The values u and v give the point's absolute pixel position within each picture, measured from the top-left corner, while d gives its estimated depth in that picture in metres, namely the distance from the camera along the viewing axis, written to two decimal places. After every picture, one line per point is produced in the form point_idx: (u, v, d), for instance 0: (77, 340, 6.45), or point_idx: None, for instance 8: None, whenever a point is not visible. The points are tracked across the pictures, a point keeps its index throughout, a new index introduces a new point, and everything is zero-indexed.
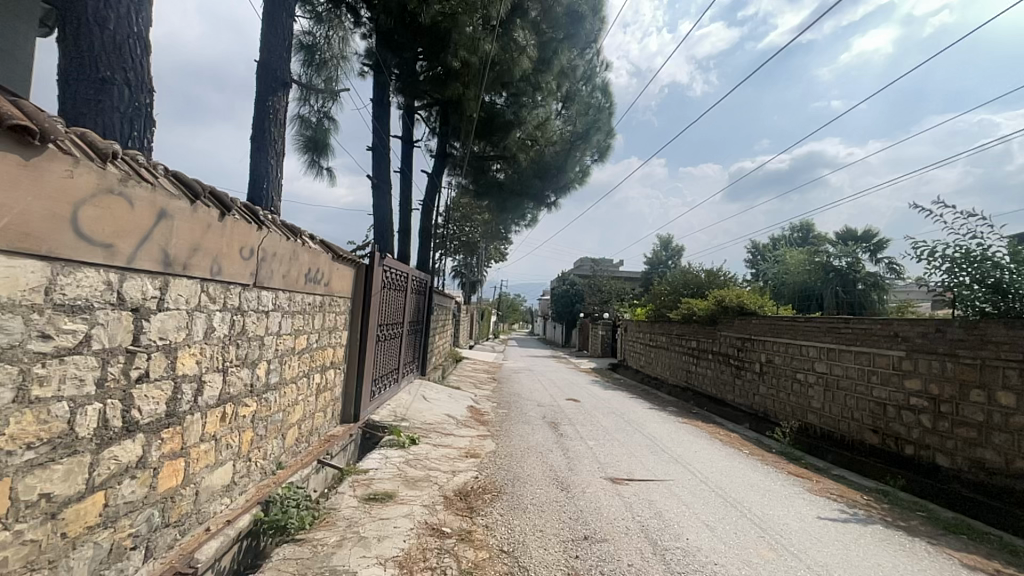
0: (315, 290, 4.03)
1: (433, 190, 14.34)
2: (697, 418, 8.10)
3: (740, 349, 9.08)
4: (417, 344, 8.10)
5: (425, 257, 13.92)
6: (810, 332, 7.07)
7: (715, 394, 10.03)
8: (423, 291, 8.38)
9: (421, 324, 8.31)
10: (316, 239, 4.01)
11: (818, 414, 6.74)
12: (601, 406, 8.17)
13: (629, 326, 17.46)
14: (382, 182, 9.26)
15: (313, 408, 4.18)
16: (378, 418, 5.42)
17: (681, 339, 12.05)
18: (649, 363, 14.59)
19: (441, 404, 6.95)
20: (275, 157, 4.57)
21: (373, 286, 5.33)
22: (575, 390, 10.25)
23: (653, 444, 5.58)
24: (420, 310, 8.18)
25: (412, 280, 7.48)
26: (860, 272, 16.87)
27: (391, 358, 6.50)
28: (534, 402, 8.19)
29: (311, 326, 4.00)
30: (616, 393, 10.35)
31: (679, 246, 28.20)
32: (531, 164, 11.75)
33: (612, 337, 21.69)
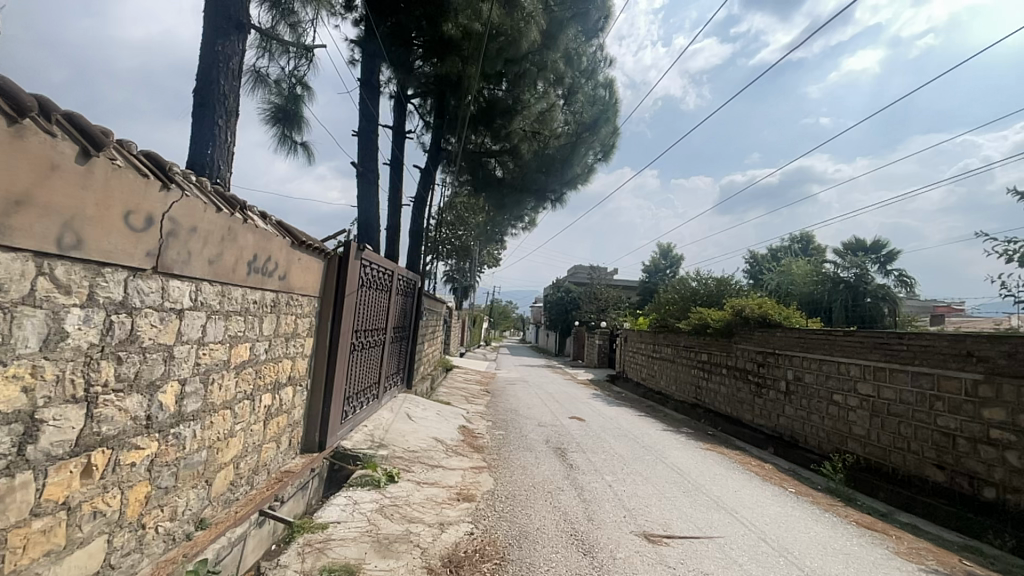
0: (264, 285, 3.06)
1: (426, 187, 13.40)
2: (718, 442, 7.19)
3: (761, 364, 8.22)
4: (403, 354, 7.14)
5: (416, 258, 12.93)
6: (850, 347, 6.23)
7: (730, 413, 9.15)
8: (411, 293, 7.42)
9: (408, 330, 7.35)
10: (264, 219, 3.08)
11: (860, 443, 5.88)
12: (609, 427, 7.26)
13: (629, 336, 16.59)
14: (368, 172, 8.30)
15: (259, 440, 3.20)
16: (350, 445, 4.44)
17: (690, 351, 11.18)
18: (653, 376, 13.69)
19: (429, 424, 5.98)
20: (223, 116, 3.61)
21: (349, 284, 4.38)
22: (577, 406, 9.30)
23: (682, 480, 4.67)
24: (407, 315, 7.22)
25: (398, 280, 6.53)
26: (870, 284, 16.19)
27: (371, 371, 5.54)
28: (534, 421, 7.22)
29: (258, 332, 3.05)
30: (622, 410, 9.41)
31: (678, 255, 27.50)
32: (532, 159, 10.91)
33: (610, 347, 20.83)
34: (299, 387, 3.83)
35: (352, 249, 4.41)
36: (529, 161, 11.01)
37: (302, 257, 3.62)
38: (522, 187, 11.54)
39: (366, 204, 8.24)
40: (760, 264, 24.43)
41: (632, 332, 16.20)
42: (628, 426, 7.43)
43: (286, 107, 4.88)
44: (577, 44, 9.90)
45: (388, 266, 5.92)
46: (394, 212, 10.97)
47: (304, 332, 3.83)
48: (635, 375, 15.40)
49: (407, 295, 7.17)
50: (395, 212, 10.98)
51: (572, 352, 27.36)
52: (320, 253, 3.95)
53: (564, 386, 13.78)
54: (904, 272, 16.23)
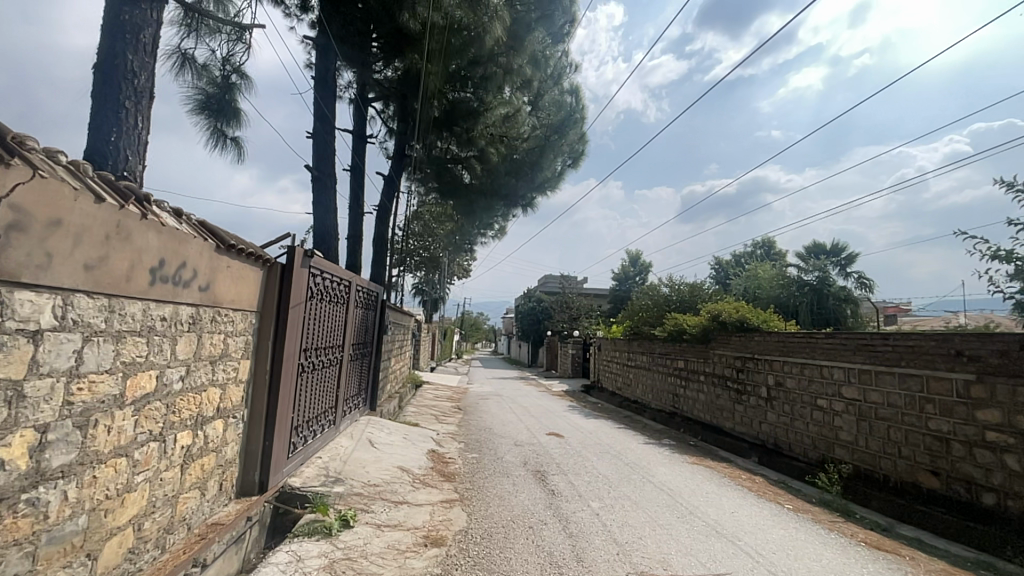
0: (177, 297, 2.47)
1: (390, 195, 12.78)
2: (702, 454, 6.87)
3: (741, 370, 8.01)
4: (364, 373, 6.50)
5: (380, 269, 12.25)
6: (832, 350, 6.06)
7: (709, 421, 8.91)
8: (373, 306, 6.81)
9: (370, 346, 6.72)
10: (174, 217, 2.50)
11: (848, 449, 5.67)
12: (589, 442, 6.84)
13: (603, 345, 16.33)
14: (324, 175, 7.66)
15: (175, 489, 2.58)
16: (299, 483, 3.82)
17: (666, 358, 10.94)
18: (629, 385, 13.41)
19: (394, 450, 5.38)
20: (132, 96, 3.01)
21: (294, 296, 3.79)
22: (554, 421, 8.83)
23: (674, 501, 4.27)
24: (368, 329, 6.60)
25: (356, 292, 5.93)
26: (833, 286, 16.60)
27: (326, 394, 4.91)
28: (510, 440, 6.71)
29: (170, 356, 2.45)
30: (601, 423, 9.00)
31: (647, 262, 27.75)
32: (500, 162, 10.59)
33: (583, 356, 20.57)
34: (232, 420, 3.21)
35: (298, 255, 3.83)
36: (497, 166, 10.65)
37: (231, 264, 3.03)
38: (491, 193, 11.15)
39: (322, 211, 7.59)
40: (726, 269, 24.88)
41: (606, 341, 15.95)
42: (609, 441, 7.02)
43: (213, 96, 4.37)
44: (545, 46, 9.64)
45: (344, 275, 5.32)
46: (356, 221, 10.32)
47: (236, 353, 3.21)
48: (611, 384, 15.10)
49: (368, 308, 6.55)
50: (356, 220, 10.32)
51: (545, 362, 27.02)
52: (256, 260, 3.36)
53: (539, 399, 13.32)
54: (863, 274, 16.74)
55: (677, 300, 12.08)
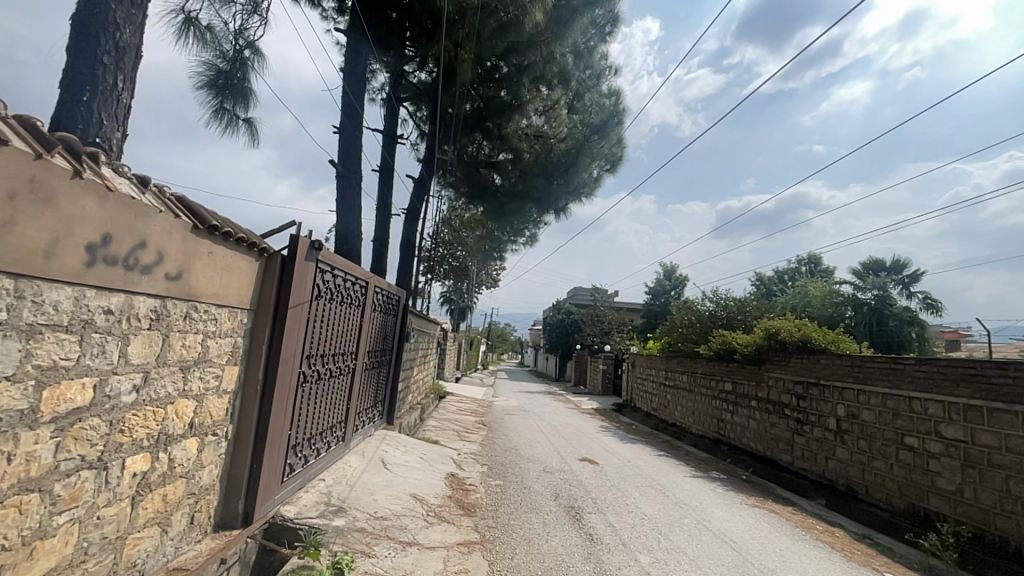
0: (130, 285, 1.94)
1: (419, 199, 12.42)
2: (760, 493, 5.95)
3: (802, 397, 7.05)
4: (381, 383, 5.96)
5: (407, 275, 11.83)
6: (925, 380, 5.12)
7: (762, 452, 7.92)
8: (394, 310, 6.31)
9: (389, 354, 6.20)
10: (133, 184, 1.99)
11: (948, 500, 4.71)
12: (628, 471, 6.06)
13: (637, 362, 15.39)
14: (349, 171, 7.24)
15: (119, 531, 2.03)
16: (293, 514, 3.24)
17: (711, 380, 9.99)
18: (667, 406, 12.43)
19: (409, 473, 4.78)
20: (111, 51, 2.55)
21: (297, 293, 3.27)
22: (586, 444, 8.06)
23: (742, 560, 3.46)
24: (388, 336, 6.10)
25: (376, 294, 5.41)
26: (894, 306, 15.15)
27: (335, 406, 4.37)
28: (538, 466, 5.99)
29: (117, 360, 1.93)
30: (638, 449, 8.15)
31: (683, 276, 26.56)
32: (533, 161, 10.20)
33: (614, 372, 19.62)
34: (211, 438, 2.67)
35: (303, 245, 3.31)
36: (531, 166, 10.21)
37: (214, 251, 2.51)
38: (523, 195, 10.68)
39: (346, 209, 7.18)
40: (769, 285, 23.44)
41: (640, 357, 15.02)
42: (651, 471, 6.20)
43: (223, 68, 4.16)
44: (587, 39, 9.07)
45: (361, 274, 4.82)
46: (384, 223, 9.93)
47: (219, 358, 2.68)
48: (645, 404, 14.14)
49: (389, 313, 6.03)
50: (384, 223, 9.94)
51: (573, 377, 26.12)
52: (251, 249, 2.84)
53: (568, 417, 12.52)
54: (929, 294, 15.22)
55: (722, 315, 11.11)
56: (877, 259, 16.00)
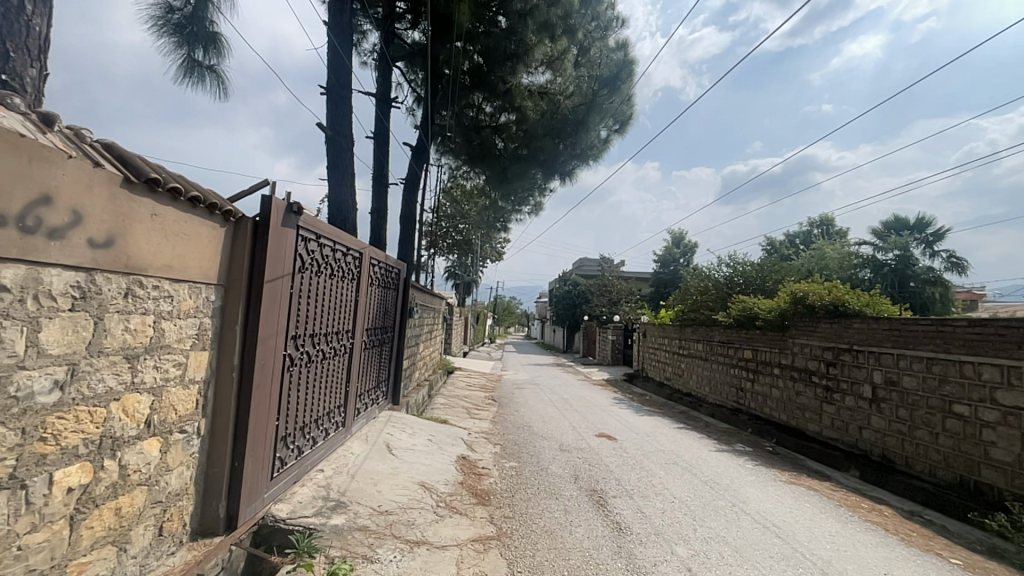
0: (30, 254, 1.49)
1: (418, 167, 11.81)
2: (791, 466, 5.61)
3: (832, 364, 6.62)
4: (383, 362, 5.58)
5: (408, 248, 11.34)
6: (977, 343, 4.66)
7: (787, 422, 7.57)
8: (395, 285, 5.86)
9: (391, 331, 5.80)
10: (25, 122, 1.51)
11: (1004, 471, 4.32)
12: (649, 447, 5.73)
13: (649, 331, 15.03)
14: (339, 134, 6.66)
15: (50, 560, 1.64)
16: (285, 515, 2.88)
17: (729, 348, 9.58)
18: (681, 376, 12.10)
19: (416, 458, 4.43)
20: None
21: (276, 266, 2.81)
22: (601, 418, 7.74)
23: (790, 549, 3.08)
24: (389, 312, 5.68)
25: (373, 267, 4.95)
26: (915, 267, 14.56)
27: (333, 390, 3.98)
28: (554, 445, 5.66)
29: (22, 352, 1.50)
30: (656, 421, 7.82)
31: (692, 243, 25.91)
32: (539, 118, 9.58)
33: (624, 342, 19.30)
34: (177, 436, 2.27)
35: (280, 209, 2.83)
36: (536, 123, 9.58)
37: (160, 213, 2.03)
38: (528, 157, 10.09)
39: (339, 177, 6.65)
40: (781, 250, 22.79)
41: (652, 326, 14.62)
42: (673, 445, 5.85)
43: (179, 8, 3.72)
44: None
45: (356, 245, 4.35)
46: (382, 193, 9.38)
47: (180, 343, 2.25)
48: (658, 374, 13.83)
49: (389, 287, 5.59)
50: (382, 193, 9.39)
51: (582, 348, 25.91)
52: (212, 212, 2.37)
53: (579, 389, 12.24)
54: (954, 253, 14.59)
55: (740, 281, 10.60)
56: (900, 218, 15.29)
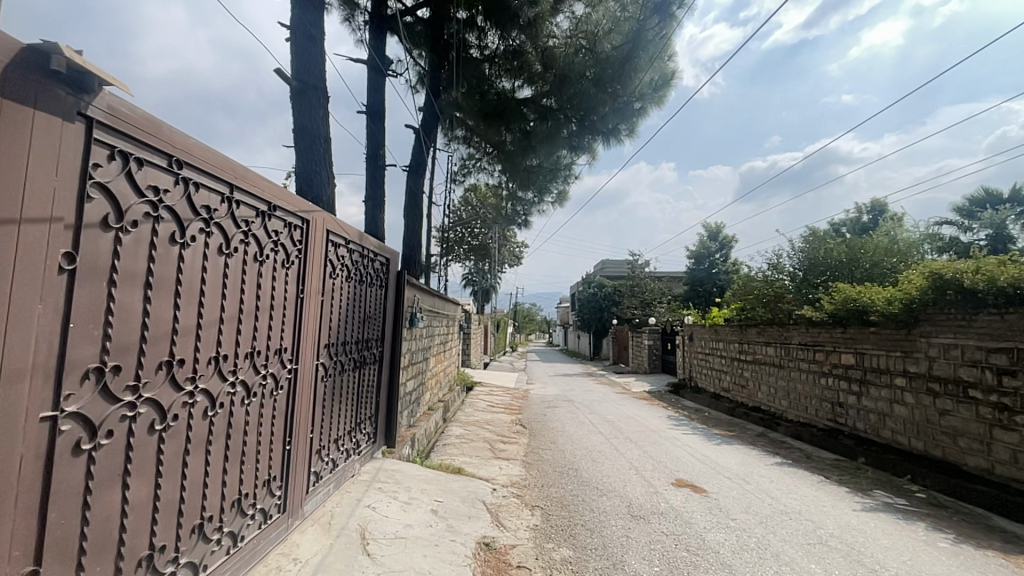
0: None
1: (423, 152, 10.15)
2: (993, 533, 3.63)
3: (1010, 373, 4.60)
4: (365, 392, 3.82)
5: (415, 245, 9.63)
6: None
7: (925, 451, 5.58)
8: (382, 280, 4.10)
9: (377, 346, 4.05)
10: None
11: None
12: (760, 506, 3.87)
13: (695, 334, 13.09)
14: (311, 85, 5.02)
15: None
16: None
17: (819, 353, 7.56)
18: (745, 387, 10.05)
19: (408, 557, 2.65)
20: None
21: None
22: (669, 453, 5.80)
23: None
24: (373, 319, 3.93)
25: (338, 253, 3.19)
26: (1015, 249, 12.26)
27: (251, 458, 2.23)
28: (620, 509, 3.80)
29: None
30: (744, 455, 5.84)
31: (729, 237, 23.79)
32: (563, 58, 8.40)
33: (661, 348, 17.34)
34: None
35: None
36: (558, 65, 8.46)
37: None
38: (557, 115, 9.00)
39: (309, 144, 4.97)
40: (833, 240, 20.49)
41: (701, 328, 12.61)
42: (796, 503, 3.95)
43: None
44: None
45: (299, 209, 2.59)
46: (379, 178, 7.69)
47: None
48: (713, 385, 11.79)
49: (371, 284, 3.84)
50: (381, 177, 7.70)
51: (612, 355, 23.93)
52: None
53: (622, 406, 10.31)
54: None
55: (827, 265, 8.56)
56: (990, 192, 13.03)
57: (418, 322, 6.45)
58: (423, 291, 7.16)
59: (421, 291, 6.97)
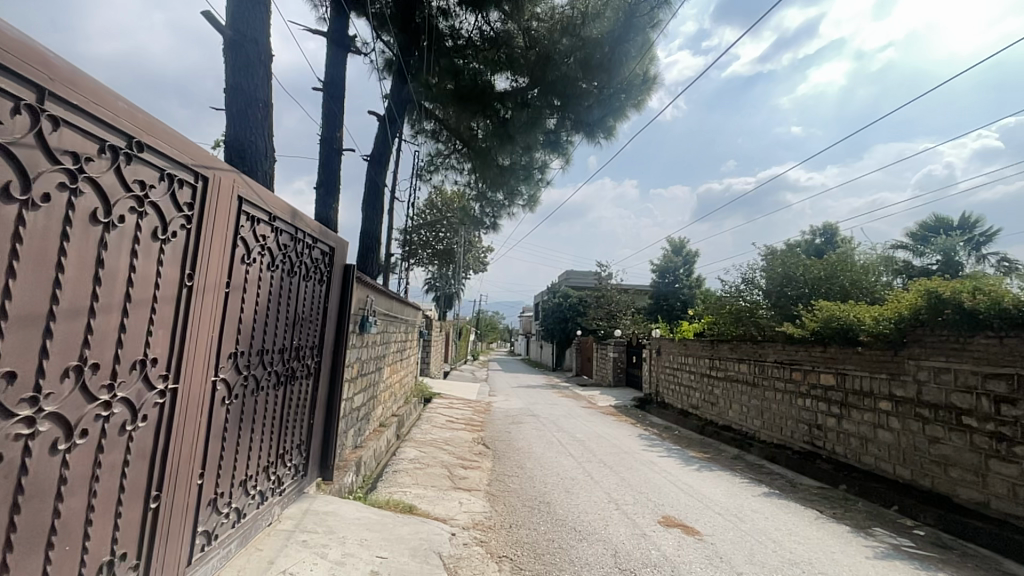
0: None
1: (387, 142, 9.32)
2: None
3: (1009, 401, 4.31)
4: (294, 414, 2.99)
5: (373, 242, 8.72)
6: None
7: (911, 481, 5.27)
8: (323, 274, 3.28)
9: (314, 354, 3.24)
10: None
11: None
12: (765, 553, 3.33)
13: (663, 348, 12.80)
14: (251, 35, 4.08)
15: None
16: None
17: (796, 372, 7.26)
18: (716, 405, 9.71)
19: None
20: None
21: None
22: (649, 481, 5.22)
23: None
24: (309, 321, 3.11)
25: (261, 232, 2.38)
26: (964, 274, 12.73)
27: (68, 536, 1.38)
28: (606, 561, 3.14)
29: None
30: (729, 484, 5.34)
31: (693, 252, 24.06)
32: (539, 55, 8.25)
33: (627, 361, 17.04)
34: None
35: None
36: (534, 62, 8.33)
37: None
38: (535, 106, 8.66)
39: (244, 108, 4.09)
40: None
41: (670, 342, 12.30)
42: (803, 549, 3.43)
43: None
44: None
45: (190, 159, 1.78)
46: (335, 163, 6.79)
47: None
48: (681, 401, 11.44)
49: (308, 276, 3.03)
50: (337, 162, 6.82)
51: (575, 366, 23.52)
52: None
53: (590, 422, 9.73)
54: (1004, 258, 12.83)
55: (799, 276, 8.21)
56: (941, 218, 13.55)
57: (372, 327, 5.59)
58: (379, 292, 6.30)
59: (377, 292, 6.11)
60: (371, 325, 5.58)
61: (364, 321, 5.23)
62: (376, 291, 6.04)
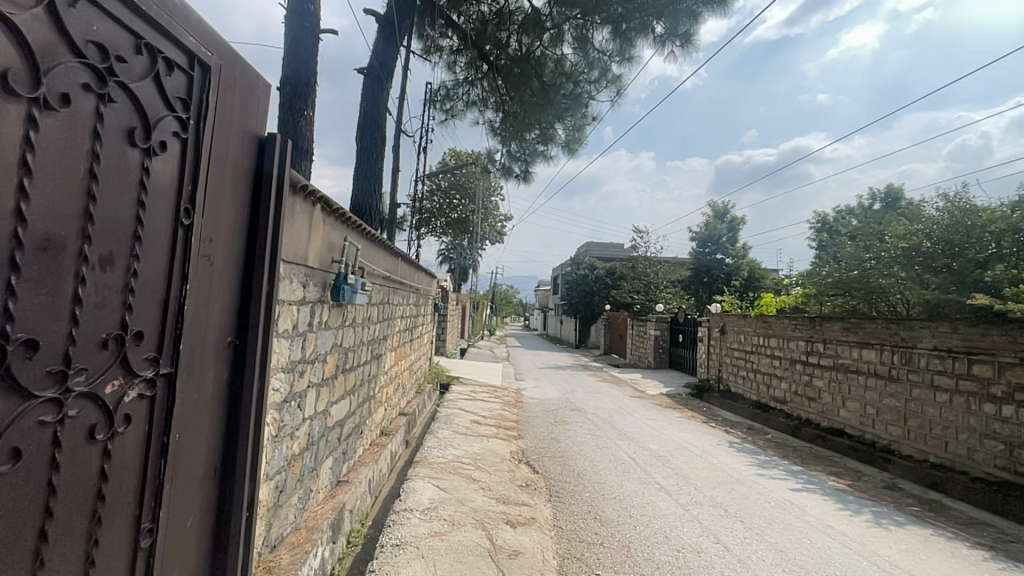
0: None
1: (389, 51, 6.99)
2: None
3: None
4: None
5: (372, 183, 6.49)
6: None
7: None
8: (154, 120, 1.10)
9: (132, 362, 1.09)
10: None
11: None
12: None
13: (727, 327, 10.56)
14: None
15: None
16: None
17: (982, 365, 4.99)
18: (816, 401, 7.47)
19: None
20: None
21: None
22: (827, 555, 3.08)
23: None
24: (83, 260, 0.95)
25: None
26: None
27: None
28: None
29: None
30: (959, 561, 3.16)
31: (739, 218, 21.39)
32: None
33: (670, 339, 14.84)
34: None
35: None
36: None
37: None
38: None
39: None
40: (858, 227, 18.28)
41: (740, 318, 10.00)
42: None
43: None
44: None
45: None
46: (308, 51, 4.48)
47: None
48: (756, 392, 9.20)
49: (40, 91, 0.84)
50: (313, 50, 4.51)
51: (604, 344, 21.29)
52: None
53: (651, 420, 7.62)
54: None
55: (968, 228, 5.61)
56: None
57: (361, 299, 3.31)
58: (375, 246, 4.04)
59: (370, 245, 3.87)
60: (360, 296, 3.31)
61: (345, 286, 2.95)
62: (368, 241, 3.80)
